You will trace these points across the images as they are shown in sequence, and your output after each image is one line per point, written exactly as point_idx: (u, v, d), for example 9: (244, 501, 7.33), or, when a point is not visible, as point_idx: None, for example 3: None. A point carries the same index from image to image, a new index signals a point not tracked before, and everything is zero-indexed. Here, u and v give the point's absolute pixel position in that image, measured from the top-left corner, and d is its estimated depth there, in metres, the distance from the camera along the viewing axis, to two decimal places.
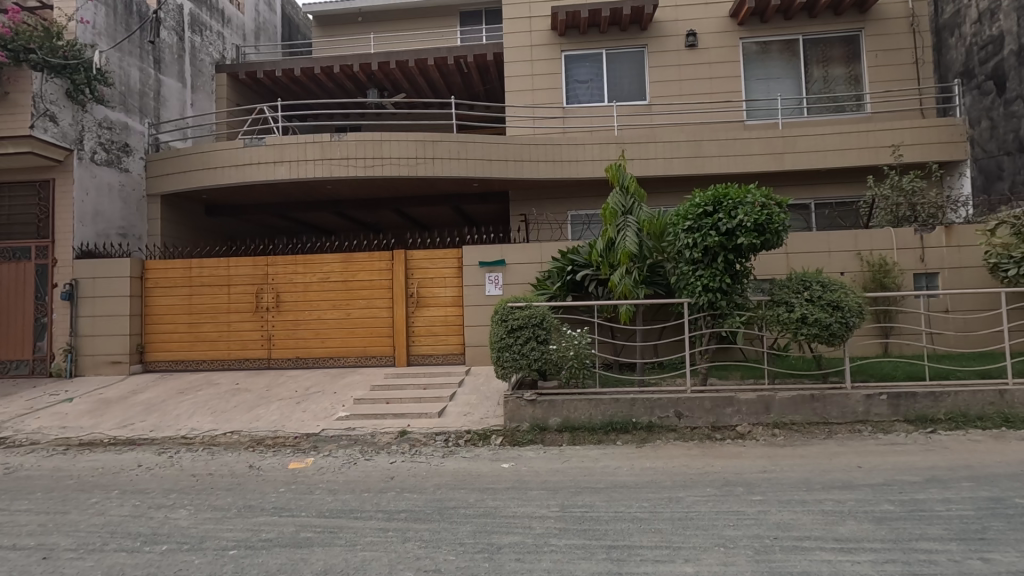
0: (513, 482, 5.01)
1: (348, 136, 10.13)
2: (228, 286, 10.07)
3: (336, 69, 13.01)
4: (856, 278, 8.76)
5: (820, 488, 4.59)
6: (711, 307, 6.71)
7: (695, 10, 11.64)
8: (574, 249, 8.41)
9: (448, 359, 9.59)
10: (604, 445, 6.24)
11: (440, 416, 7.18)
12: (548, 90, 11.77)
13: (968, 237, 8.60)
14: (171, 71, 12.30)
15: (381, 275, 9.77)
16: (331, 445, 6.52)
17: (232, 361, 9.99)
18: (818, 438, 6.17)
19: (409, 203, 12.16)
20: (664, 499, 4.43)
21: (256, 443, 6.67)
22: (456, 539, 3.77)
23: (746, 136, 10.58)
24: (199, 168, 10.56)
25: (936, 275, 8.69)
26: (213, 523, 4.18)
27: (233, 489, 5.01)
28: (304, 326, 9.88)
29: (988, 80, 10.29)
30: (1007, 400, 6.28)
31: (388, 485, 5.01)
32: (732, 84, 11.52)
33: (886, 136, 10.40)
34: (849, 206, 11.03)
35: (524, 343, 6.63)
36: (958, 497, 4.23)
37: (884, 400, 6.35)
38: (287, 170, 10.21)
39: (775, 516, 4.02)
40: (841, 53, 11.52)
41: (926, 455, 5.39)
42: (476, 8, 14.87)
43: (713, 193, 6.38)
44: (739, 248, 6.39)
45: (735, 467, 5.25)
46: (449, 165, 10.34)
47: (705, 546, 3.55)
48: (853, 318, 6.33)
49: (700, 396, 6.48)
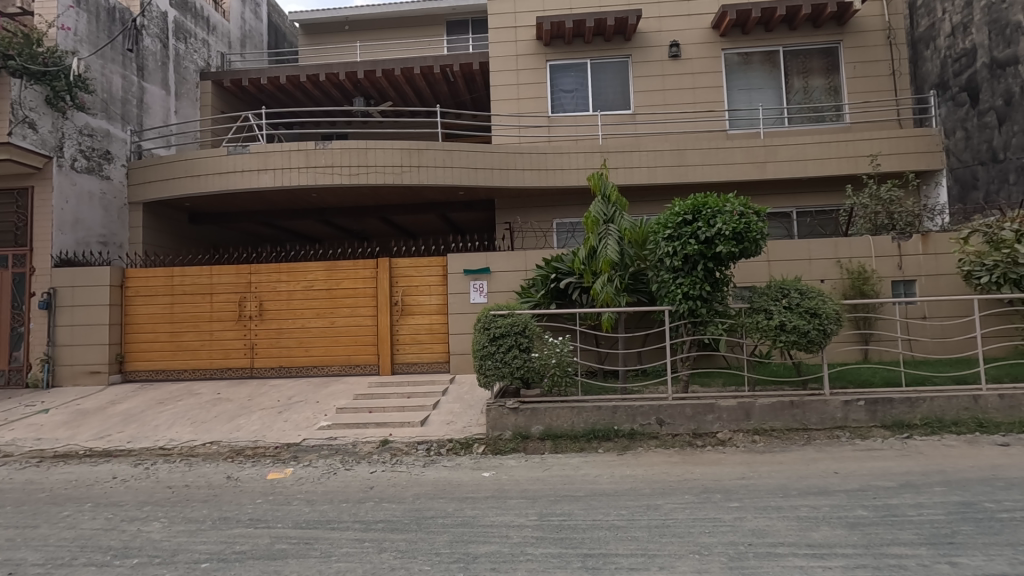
0: (493, 491, 5.00)
1: (333, 144, 10.12)
2: (210, 295, 9.98)
3: (321, 76, 13.01)
4: (836, 286, 8.91)
5: (796, 494, 4.63)
6: (691, 315, 6.78)
7: (678, 21, 11.81)
8: (557, 257, 8.42)
9: (433, 367, 9.57)
10: (586, 452, 6.25)
11: (422, 425, 7.16)
12: (533, 99, 11.87)
13: (943, 244, 8.78)
14: (155, 79, 12.24)
15: (365, 282, 9.73)
16: (312, 455, 6.48)
17: (213, 370, 9.88)
18: (796, 444, 6.21)
19: (395, 210, 12.14)
20: (642, 507, 4.45)
21: (236, 453, 6.60)
22: (432, 550, 3.75)
23: (729, 146, 10.73)
24: (182, 176, 10.48)
25: (913, 282, 8.83)
26: (187, 536, 4.12)
27: (209, 501, 4.95)
28: (288, 335, 9.80)
29: (962, 91, 10.51)
30: (981, 405, 6.38)
31: (366, 495, 4.98)
32: (715, 95, 11.68)
33: (864, 145, 10.56)
34: (828, 214, 11.20)
35: (506, 351, 6.63)
36: (930, 502, 4.29)
37: (861, 406, 6.45)
38: (271, 178, 10.16)
39: (751, 523, 4.05)
40: (821, 65, 11.70)
41: (901, 460, 5.48)
42: (462, 17, 14.96)
43: (692, 202, 6.46)
44: (718, 256, 6.46)
45: (713, 474, 5.28)
46: (435, 173, 10.36)
47: (680, 554, 3.57)
48: (830, 325, 6.39)
49: (681, 403, 6.53)
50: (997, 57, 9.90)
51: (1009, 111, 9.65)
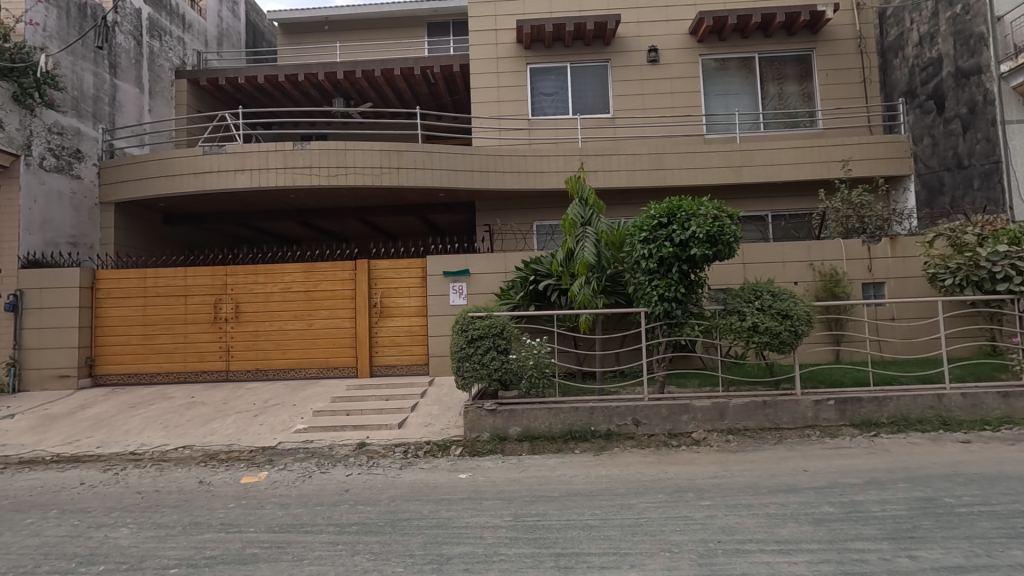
0: (468, 492, 5.01)
1: (311, 145, 10.04)
2: (185, 297, 9.82)
3: (300, 76, 12.90)
4: (809, 288, 9.09)
5: (766, 492, 4.73)
6: (667, 316, 6.88)
7: (657, 26, 11.97)
8: (537, 259, 8.46)
9: (412, 369, 9.53)
10: (563, 453, 6.30)
11: (400, 427, 7.13)
12: (514, 102, 11.92)
13: (910, 248, 9.03)
14: (128, 76, 12.02)
15: (344, 284, 9.66)
16: (287, 458, 6.43)
17: (188, 373, 9.73)
18: (768, 443, 6.34)
19: (375, 212, 12.08)
20: (616, 506, 4.50)
21: (209, 457, 6.52)
22: (406, 551, 3.75)
23: (706, 150, 10.90)
24: (156, 176, 10.29)
25: (882, 284, 9.07)
26: (156, 541, 4.06)
27: (179, 506, 4.88)
28: (265, 337, 9.69)
29: (928, 99, 10.46)
30: (945, 404, 6.58)
31: (341, 498, 4.96)
32: (693, 99, 11.85)
33: (837, 151, 10.84)
34: (801, 218, 11.44)
35: (484, 353, 6.63)
36: (894, 498, 4.42)
37: (831, 405, 6.60)
38: (248, 178, 10.04)
39: (721, 520, 4.13)
40: (795, 72, 11.95)
41: (868, 458, 5.61)
42: (443, 19, 14.95)
43: (667, 205, 6.54)
44: (693, 259, 6.57)
45: (687, 473, 5.35)
46: (414, 175, 10.34)
47: (651, 552, 3.62)
48: (800, 326, 6.54)
49: (656, 404, 6.61)
50: (962, 67, 9.83)
51: (973, 118, 9.62)
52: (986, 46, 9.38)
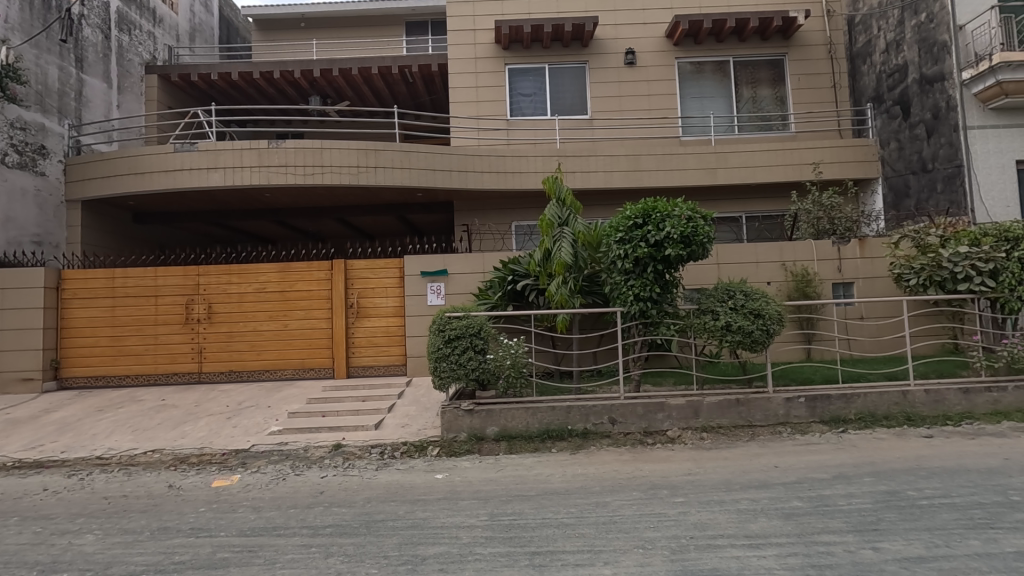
0: (444, 493, 5.00)
1: (287, 144, 9.90)
2: (155, 297, 9.60)
3: (276, 74, 12.70)
4: (781, 288, 9.28)
5: (738, 488, 4.82)
6: (643, 316, 6.96)
7: (634, 29, 12.10)
8: (515, 259, 8.47)
9: (389, 370, 9.46)
10: (539, 452, 6.33)
11: (376, 429, 7.08)
12: (492, 102, 11.94)
13: (878, 249, 9.29)
14: (96, 71, 11.75)
15: (320, 284, 9.55)
16: (260, 461, 6.34)
17: (159, 375, 9.52)
18: (741, 440, 6.47)
19: (352, 212, 11.97)
20: (591, 504, 4.54)
21: (180, 461, 6.39)
22: (380, 552, 3.73)
23: (681, 152, 11.06)
24: (125, 173, 10.04)
25: (851, 284, 9.31)
26: (122, 547, 3.97)
27: (148, 511, 4.77)
28: (239, 338, 9.53)
29: (895, 105, 10.70)
30: (910, 400, 6.79)
31: (315, 501, 4.90)
32: (669, 102, 12.01)
33: (808, 154, 11.08)
34: (774, 219, 11.67)
35: (461, 353, 6.61)
36: (859, 492, 4.55)
37: (802, 403, 6.75)
38: (221, 177, 9.85)
39: (694, 516, 4.20)
40: (768, 76, 12.18)
41: (836, 454, 5.76)
42: (422, 18, 14.90)
43: (642, 206, 6.61)
44: (667, 259, 6.67)
45: (662, 471, 5.42)
46: (392, 174, 10.26)
47: (624, 549, 3.67)
48: (772, 325, 6.66)
49: (633, 402, 6.69)
50: (926, 74, 10.07)
51: (936, 124, 9.90)
52: (949, 55, 9.63)
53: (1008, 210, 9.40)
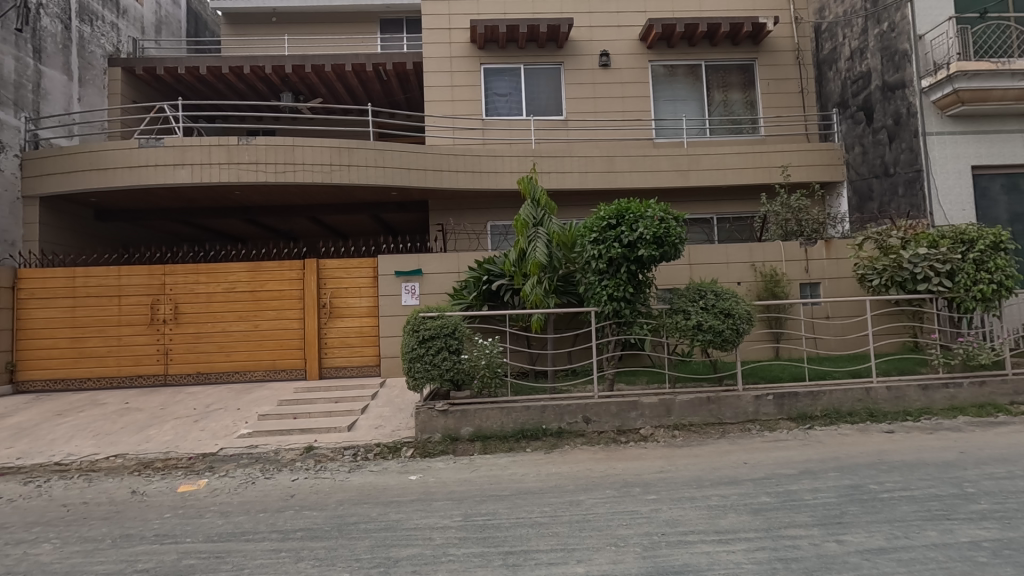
0: (419, 494, 4.97)
1: (257, 140, 9.70)
2: (119, 297, 9.31)
3: (246, 69, 12.45)
4: (751, 288, 9.48)
5: (708, 484, 4.90)
6: (616, 316, 7.04)
7: (608, 31, 12.21)
8: (489, 259, 8.45)
9: (363, 371, 9.34)
10: (514, 452, 6.34)
11: (349, 430, 6.98)
12: (468, 101, 11.91)
13: (843, 250, 9.57)
14: (55, 62, 11.33)
15: (292, 284, 9.38)
16: (229, 464, 6.20)
17: (122, 378, 9.23)
18: (711, 437, 6.58)
19: (325, 210, 11.80)
20: (565, 503, 4.56)
21: (144, 466, 6.20)
22: (353, 555, 3.68)
23: (655, 154, 11.20)
24: (86, 169, 9.70)
25: (818, 284, 9.56)
26: (82, 556, 3.83)
27: (109, 518, 4.62)
28: (207, 339, 9.30)
29: (859, 110, 11.00)
30: (873, 397, 7.01)
31: (286, 504, 4.81)
32: (642, 104, 12.16)
33: (776, 157, 11.36)
34: (744, 221, 11.91)
35: (435, 353, 6.57)
36: (825, 487, 4.68)
37: (770, 400, 6.90)
38: (189, 173, 9.59)
39: (666, 513, 4.26)
40: (738, 80, 12.42)
41: (802, 449, 5.91)
42: (397, 16, 14.78)
43: (616, 207, 6.67)
44: (641, 259, 6.74)
45: (634, 469, 5.49)
46: (366, 173, 10.15)
47: (598, 546, 3.70)
48: (742, 325, 6.80)
49: (606, 401, 6.74)
50: (888, 81, 10.35)
51: (898, 130, 10.18)
52: (909, 63, 9.93)
53: (964, 213, 9.73)
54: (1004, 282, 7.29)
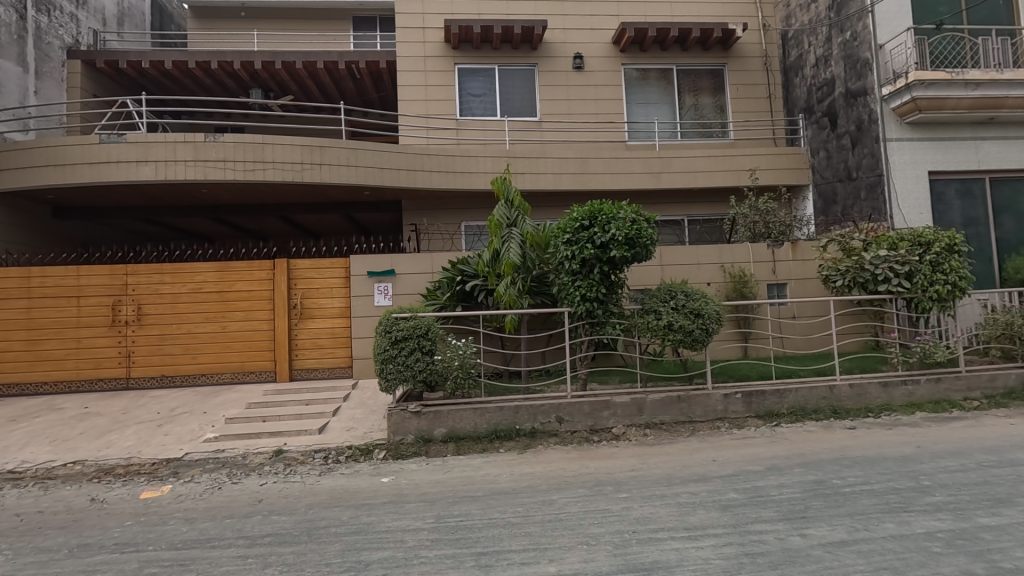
0: (391, 496, 4.92)
1: (225, 138, 9.48)
2: (78, 298, 8.98)
3: (213, 64, 12.15)
4: (720, 289, 9.67)
5: (679, 482, 4.98)
6: (589, 316, 7.09)
7: (582, 34, 12.31)
8: (463, 259, 8.43)
9: (334, 372, 9.20)
10: (487, 453, 6.34)
11: (320, 433, 6.88)
12: (442, 101, 11.85)
13: (808, 252, 9.84)
14: (9, 53, 10.88)
15: (261, 285, 9.19)
16: (194, 470, 6.04)
17: (82, 382, 8.91)
18: (682, 435, 6.69)
19: (296, 210, 11.60)
20: (538, 503, 4.58)
21: (104, 473, 5.99)
22: (322, 560, 3.63)
23: (628, 156, 11.34)
24: (43, 165, 9.33)
25: (785, 285, 9.81)
26: (36, 568, 3.68)
27: (66, 527, 4.46)
28: (172, 341, 9.05)
29: (824, 116, 11.33)
30: (836, 394, 7.24)
31: (254, 509, 4.71)
32: (616, 107, 12.29)
33: (746, 160, 11.59)
34: (714, 223, 12.15)
35: (408, 355, 6.52)
36: (790, 482, 4.81)
37: (739, 398, 7.05)
38: (153, 170, 9.32)
39: (637, 511, 4.31)
40: (709, 85, 12.67)
41: (769, 446, 6.06)
42: (370, 14, 14.64)
43: (588, 208, 6.73)
44: (613, 260, 6.81)
45: (606, 468, 5.54)
46: (338, 172, 10.01)
47: (570, 545, 3.72)
48: (711, 324, 6.92)
49: (579, 401, 6.79)
50: (850, 88, 10.70)
51: (860, 135, 10.50)
52: (870, 71, 10.27)
53: (922, 217, 10.09)
54: (958, 283, 7.60)
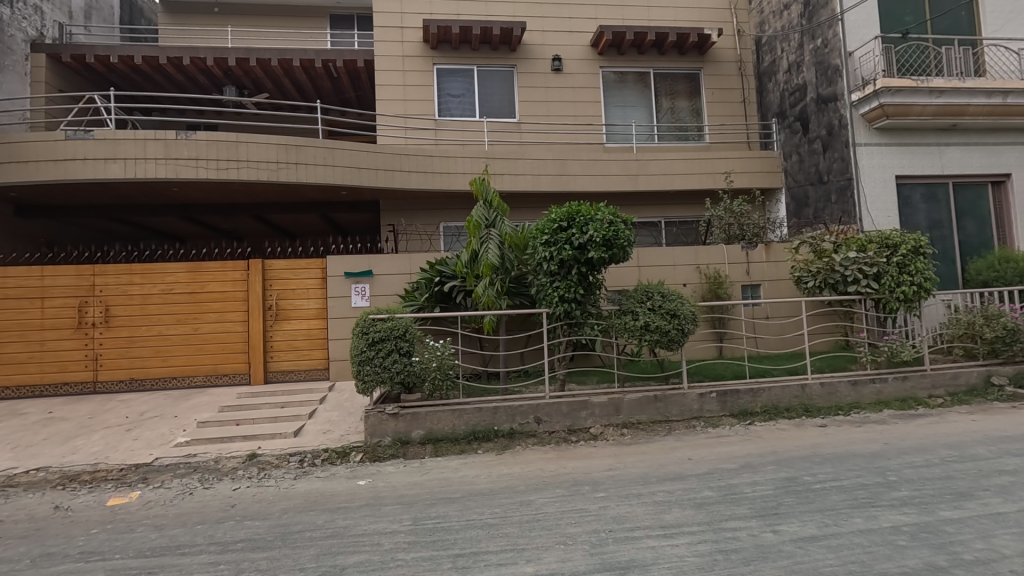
0: (368, 499, 4.88)
1: (198, 135, 9.28)
2: (42, 299, 8.69)
3: (185, 60, 11.89)
4: (696, 289, 9.82)
5: (655, 481, 5.04)
6: (568, 316, 7.13)
7: (560, 36, 12.37)
8: (442, 260, 8.40)
9: (310, 375, 9.08)
10: (466, 454, 6.31)
11: (295, 436, 6.77)
12: (420, 101, 11.79)
13: (781, 253, 10.05)
14: None
15: (235, 286, 9.02)
16: (164, 475, 5.89)
17: (46, 386, 8.64)
18: (658, 434, 6.76)
19: (271, 210, 11.42)
20: (515, 504, 4.59)
21: (69, 479, 5.80)
22: (297, 564, 3.58)
23: (606, 158, 11.44)
24: (5, 161, 9.01)
25: (758, 286, 10.00)
26: None
27: (28, 536, 4.31)
28: (142, 344, 8.82)
29: (796, 121, 11.58)
30: (807, 393, 7.40)
31: (227, 514, 4.62)
32: (594, 109, 12.38)
33: (721, 163, 11.77)
34: (690, 225, 12.32)
35: (385, 356, 6.47)
36: (763, 479, 4.89)
37: (714, 397, 7.17)
38: (122, 168, 9.07)
39: (613, 510, 4.34)
40: (685, 89, 12.84)
41: (743, 444, 6.16)
42: (347, 12, 14.49)
43: (566, 209, 6.76)
44: (591, 261, 6.85)
45: (583, 467, 5.57)
46: (315, 171, 9.89)
47: (547, 545, 3.73)
48: (687, 325, 7.02)
49: (558, 402, 6.82)
50: (822, 94, 10.95)
51: (831, 140, 10.75)
52: (840, 77, 10.53)
53: (889, 220, 10.38)
54: (923, 283, 7.83)
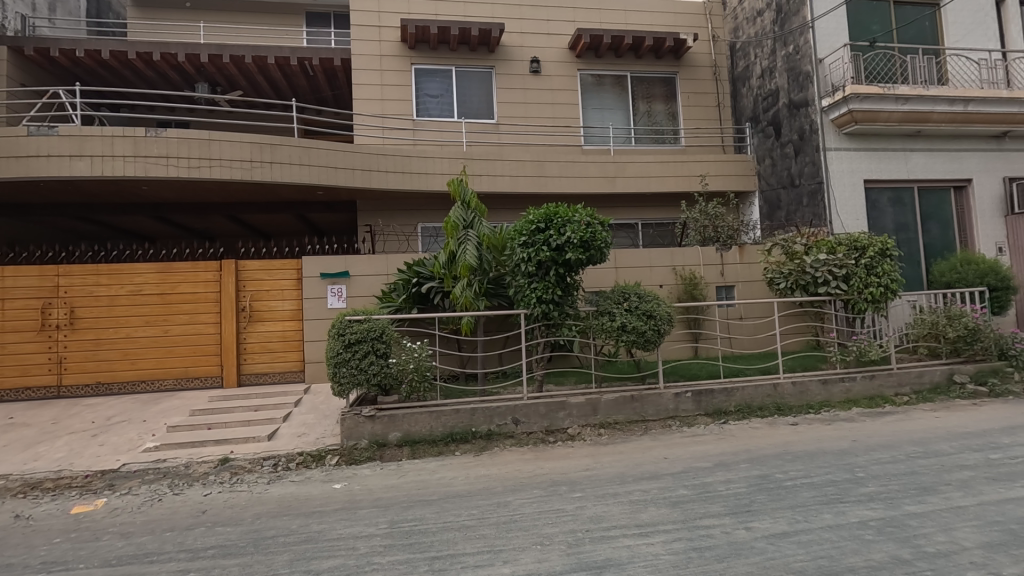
0: (344, 502, 4.82)
1: (168, 133, 9.06)
2: (3, 300, 8.39)
3: (155, 56, 11.60)
4: (671, 290, 9.95)
5: (632, 480, 5.08)
6: (545, 317, 7.15)
7: (539, 38, 12.42)
8: (420, 261, 8.36)
9: (285, 377, 8.94)
10: (443, 456, 6.28)
11: (269, 440, 6.65)
12: (398, 101, 11.71)
13: (754, 255, 10.24)
14: None
15: (207, 287, 8.83)
16: (132, 481, 5.73)
17: (7, 390, 8.34)
18: (635, 434, 6.83)
19: (245, 209, 11.21)
20: (492, 505, 4.58)
21: (30, 487, 5.60)
22: (270, 570, 3.52)
23: (583, 160, 11.52)
24: None
25: (733, 287, 10.17)
26: None
27: None
28: (109, 346, 8.58)
29: (769, 125, 11.82)
30: (779, 392, 7.56)
31: (197, 521, 4.52)
32: (572, 112, 12.45)
33: (696, 166, 11.95)
34: (666, 227, 12.47)
35: (362, 358, 6.40)
36: (736, 477, 4.97)
37: (689, 397, 7.27)
38: (88, 166, 8.81)
39: (590, 510, 4.37)
40: (661, 92, 12.99)
41: (718, 443, 6.27)
42: (324, 10, 14.32)
43: (544, 211, 6.78)
44: (569, 263, 6.88)
45: (561, 468, 5.59)
46: (290, 170, 9.74)
47: (524, 546, 3.74)
48: (663, 325, 7.10)
49: (536, 403, 6.84)
50: (794, 99, 11.19)
51: (802, 144, 11.00)
52: (811, 83, 10.78)
53: (858, 222, 10.67)
54: (890, 284, 8.06)
